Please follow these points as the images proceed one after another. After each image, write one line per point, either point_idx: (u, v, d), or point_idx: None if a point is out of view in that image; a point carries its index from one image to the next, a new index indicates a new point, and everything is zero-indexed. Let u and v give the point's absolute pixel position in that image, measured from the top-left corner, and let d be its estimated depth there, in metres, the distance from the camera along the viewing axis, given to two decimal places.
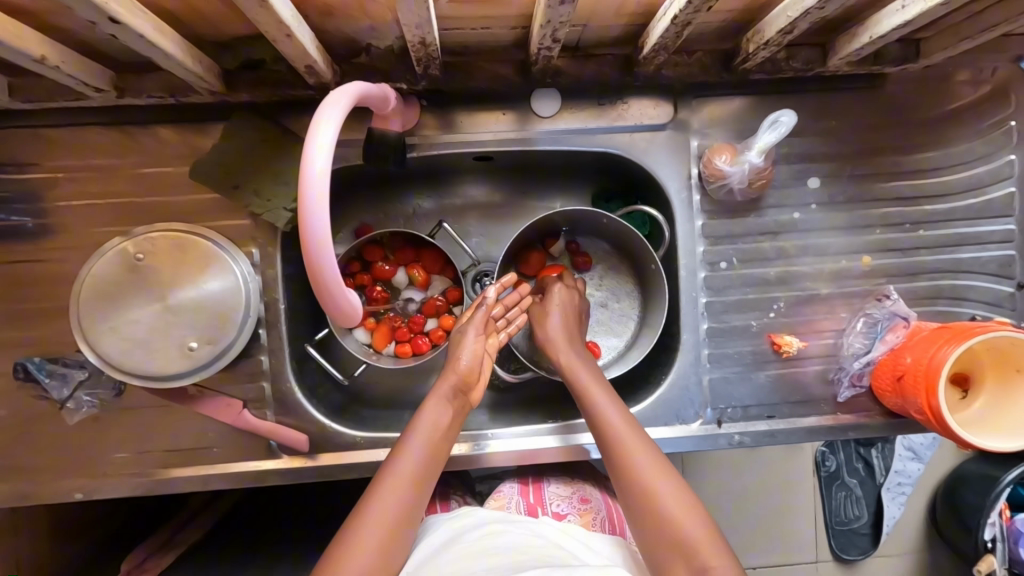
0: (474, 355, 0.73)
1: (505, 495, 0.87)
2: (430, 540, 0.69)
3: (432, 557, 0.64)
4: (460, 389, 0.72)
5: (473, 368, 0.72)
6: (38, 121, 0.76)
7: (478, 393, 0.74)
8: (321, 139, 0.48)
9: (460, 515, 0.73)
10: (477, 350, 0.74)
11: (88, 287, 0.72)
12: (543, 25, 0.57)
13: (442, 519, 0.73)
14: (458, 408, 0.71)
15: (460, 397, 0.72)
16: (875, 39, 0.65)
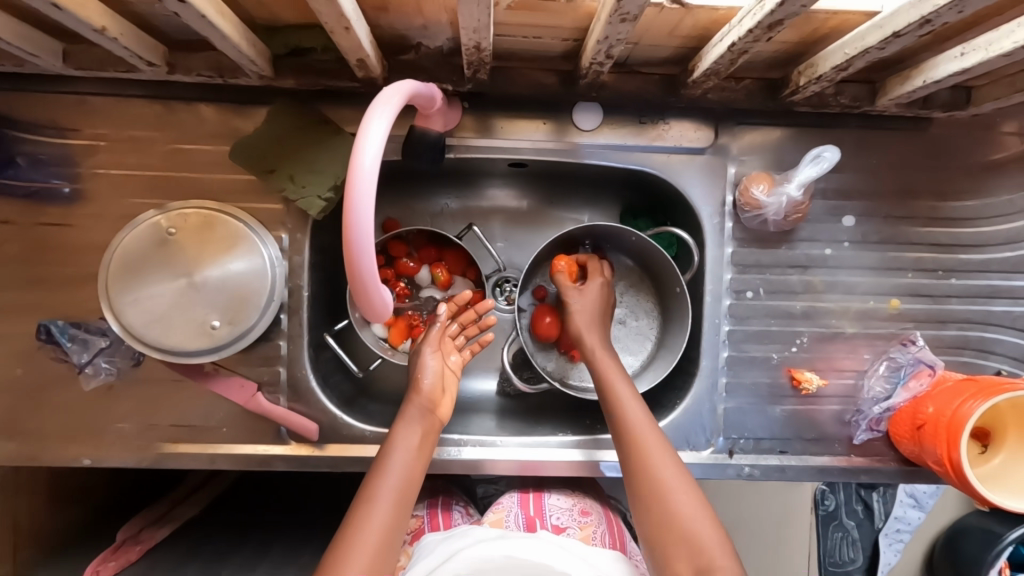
0: (435, 374, 0.74)
1: (505, 507, 0.88)
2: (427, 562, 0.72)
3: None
4: (427, 407, 0.72)
5: (437, 389, 0.73)
6: (85, 88, 0.77)
7: (447, 410, 0.74)
8: (373, 135, 0.48)
9: (455, 535, 0.77)
10: (438, 368, 0.74)
11: (118, 256, 0.73)
12: (600, 41, 0.57)
13: (443, 539, 0.77)
14: (430, 427, 0.70)
15: (430, 416, 0.71)
16: (929, 84, 0.64)
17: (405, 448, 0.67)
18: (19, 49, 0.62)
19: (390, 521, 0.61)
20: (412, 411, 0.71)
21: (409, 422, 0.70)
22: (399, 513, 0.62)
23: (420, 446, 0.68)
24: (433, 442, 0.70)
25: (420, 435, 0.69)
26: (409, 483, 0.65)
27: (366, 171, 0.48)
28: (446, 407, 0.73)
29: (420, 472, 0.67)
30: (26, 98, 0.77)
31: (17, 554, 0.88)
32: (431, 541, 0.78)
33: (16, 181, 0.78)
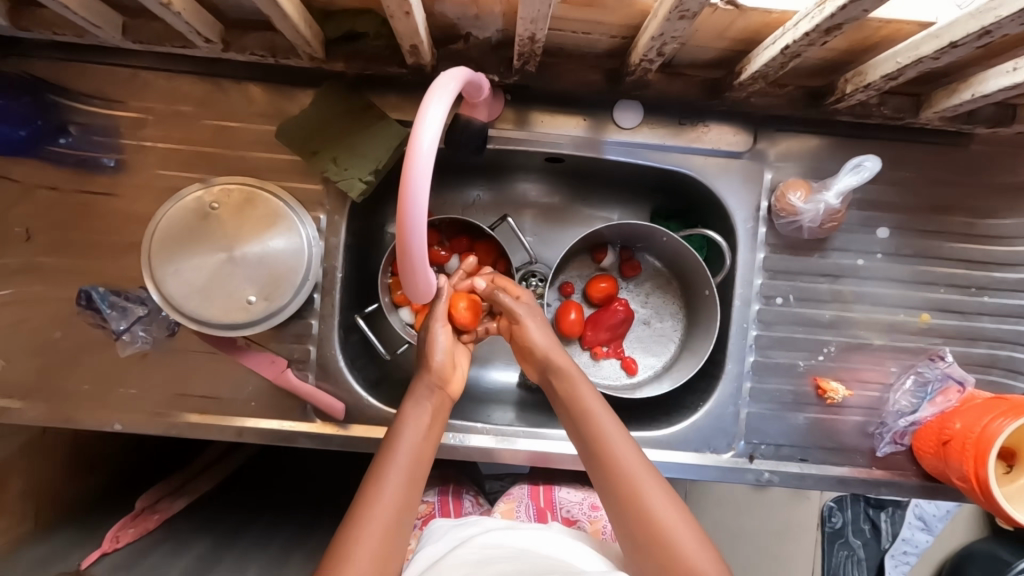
0: (446, 351, 0.73)
1: (515, 498, 0.90)
2: (437, 547, 0.68)
3: (436, 563, 0.64)
4: (437, 384, 0.72)
5: (447, 365, 0.73)
6: (138, 62, 0.79)
7: (458, 384, 0.74)
8: (432, 119, 0.49)
9: (465, 524, 0.73)
10: (447, 345, 0.74)
11: (162, 227, 0.75)
12: (654, 36, 0.58)
13: (451, 527, 0.73)
14: (439, 405, 0.70)
15: (439, 393, 0.71)
16: (977, 97, 0.64)
17: (415, 430, 0.67)
18: (85, 19, 0.64)
19: (400, 499, 0.61)
20: (420, 391, 0.70)
21: (417, 404, 0.69)
22: (408, 494, 0.62)
23: (429, 425, 0.68)
24: (442, 423, 0.70)
25: (428, 415, 0.68)
26: (418, 465, 0.64)
27: (424, 154, 0.49)
28: (457, 381, 0.74)
29: (428, 454, 0.66)
30: (81, 68, 0.79)
31: (38, 516, 0.89)
32: (438, 527, 0.75)
33: (65, 149, 0.80)
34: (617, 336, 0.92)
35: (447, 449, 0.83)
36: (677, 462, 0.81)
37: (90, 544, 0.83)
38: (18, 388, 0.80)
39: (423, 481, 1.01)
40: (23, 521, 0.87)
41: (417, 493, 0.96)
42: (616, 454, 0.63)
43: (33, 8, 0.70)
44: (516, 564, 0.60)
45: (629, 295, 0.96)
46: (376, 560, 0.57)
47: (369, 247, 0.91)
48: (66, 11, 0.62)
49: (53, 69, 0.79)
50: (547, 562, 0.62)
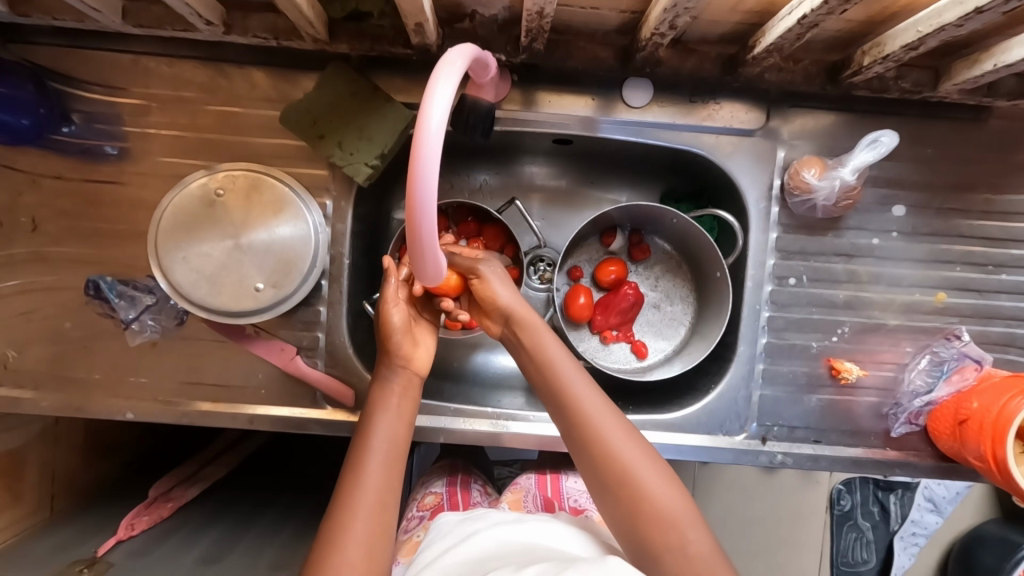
0: (403, 330, 0.72)
1: (523, 488, 0.90)
2: (441, 543, 0.68)
3: (438, 561, 0.63)
4: (401, 364, 0.72)
5: (408, 344, 0.72)
6: (140, 48, 0.78)
7: (425, 359, 0.74)
8: (440, 97, 0.48)
9: (472, 517, 0.72)
10: (404, 325, 0.73)
11: (168, 215, 0.74)
12: (667, 8, 0.56)
13: (457, 521, 0.72)
14: (407, 383, 0.71)
15: (406, 372, 0.72)
16: (999, 68, 0.62)
17: (388, 413, 0.68)
18: (84, 3, 0.63)
19: (381, 483, 0.62)
20: (385, 373, 0.71)
21: (387, 388, 0.70)
22: (390, 475, 0.63)
23: (399, 407, 0.69)
24: (414, 400, 0.71)
25: (397, 396, 0.70)
26: (395, 448, 0.66)
27: (433, 134, 0.48)
28: (423, 357, 0.74)
29: (405, 435, 0.68)
30: (82, 55, 0.78)
31: (54, 503, 0.90)
32: (444, 521, 0.74)
33: (70, 137, 0.79)
34: (627, 320, 0.92)
35: (459, 434, 0.83)
36: (689, 445, 0.81)
37: (105, 532, 0.84)
38: (31, 378, 0.80)
39: (433, 468, 1.01)
40: (39, 510, 0.87)
41: (426, 485, 0.96)
42: (579, 405, 0.65)
43: None
44: (517, 553, 0.61)
45: (639, 279, 0.95)
46: (367, 544, 0.58)
47: (376, 233, 0.90)
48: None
49: (53, 56, 0.78)
50: (548, 551, 0.62)
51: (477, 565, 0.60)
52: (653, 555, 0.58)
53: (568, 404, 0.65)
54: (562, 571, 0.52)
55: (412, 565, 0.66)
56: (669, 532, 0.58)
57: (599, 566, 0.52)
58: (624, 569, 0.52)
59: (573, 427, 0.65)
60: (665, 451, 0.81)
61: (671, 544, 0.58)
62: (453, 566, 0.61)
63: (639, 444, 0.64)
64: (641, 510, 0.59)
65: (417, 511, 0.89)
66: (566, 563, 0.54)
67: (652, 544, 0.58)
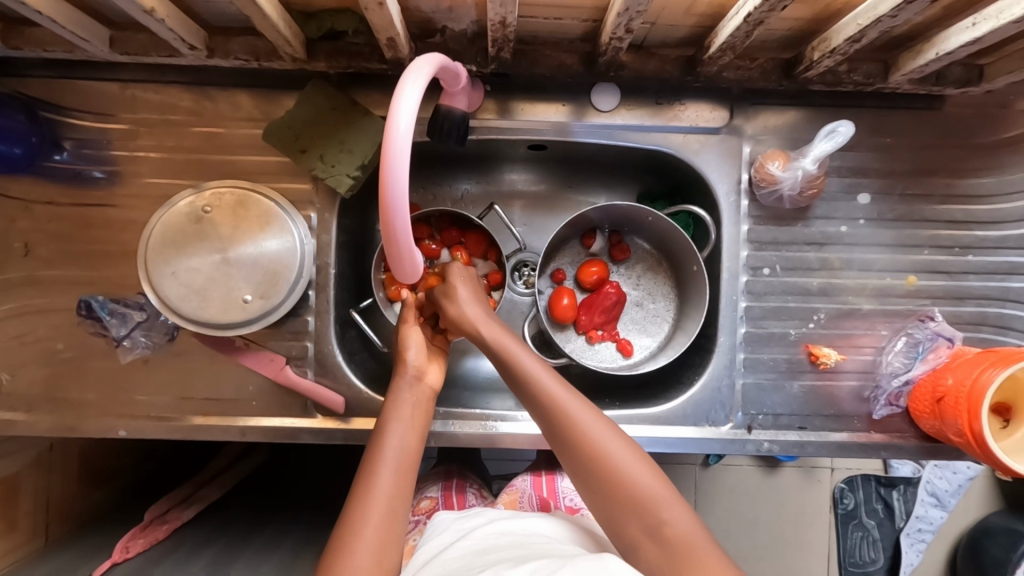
0: (419, 347, 0.76)
1: (519, 489, 0.91)
2: (439, 539, 0.68)
3: (437, 556, 0.64)
4: (415, 377, 0.74)
5: (422, 358, 0.76)
6: (126, 75, 0.82)
7: (435, 377, 0.76)
8: (407, 101, 0.51)
9: (469, 515, 0.72)
10: (419, 341, 0.77)
11: (157, 233, 0.77)
12: (621, 13, 0.60)
13: (455, 519, 0.72)
14: (420, 397, 0.73)
15: (420, 386, 0.74)
16: (941, 56, 0.66)
17: (401, 423, 0.69)
18: (71, 33, 0.66)
19: (393, 490, 0.63)
20: (397, 387, 0.73)
21: (399, 400, 0.71)
22: (401, 484, 0.64)
23: (412, 419, 0.70)
24: (426, 411, 0.72)
25: (411, 409, 0.71)
26: (406, 457, 0.66)
27: (401, 135, 0.51)
28: (434, 375, 0.76)
29: (417, 444, 0.68)
30: (71, 85, 0.81)
31: (49, 532, 0.90)
32: (442, 519, 0.74)
33: (60, 164, 0.82)
34: (611, 319, 0.93)
35: (450, 436, 0.84)
36: (677, 437, 0.82)
37: (102, 555, 0.84)
38: (25, 401, 0.82)
39: (428, 477, 1.02)
40: (35, 537, 0.88)
41: (420, 490, 0.97)
42: (550, 394, 0.67)
43: (23, 27, 0.72)
44: (517, 550, 0.60)
45: (621, 278, 0.98)
46: (377, 549, 0.59)
47: (362, 244, 0.93)
48: (52, 25, 0.64)
49: (43, 87, 0.81)
50: (546, 546, 0.62)
51: (475, 561, 0.60)
52: (630, 534, 0.60)
53: (546, 401, 0.67)
54: (557, 570, 0.51)
55: (411, 561, 0.67)
56: (645, 512, 0.60)
57: (596, 564, 0.51)
58: (622, 567, 0.51)
59: (552, 424, 0.66)
60: (654, 443, 0.82)
61: (649, 523, 0.59)
62: (452, 563, 0.61)
63: (617, 434, 0.65)
64: (619, 492, 0.61)
65: (414, 516, 0.90)
66: (563, 560, 0.53)
67: (631, 523, 0.60)
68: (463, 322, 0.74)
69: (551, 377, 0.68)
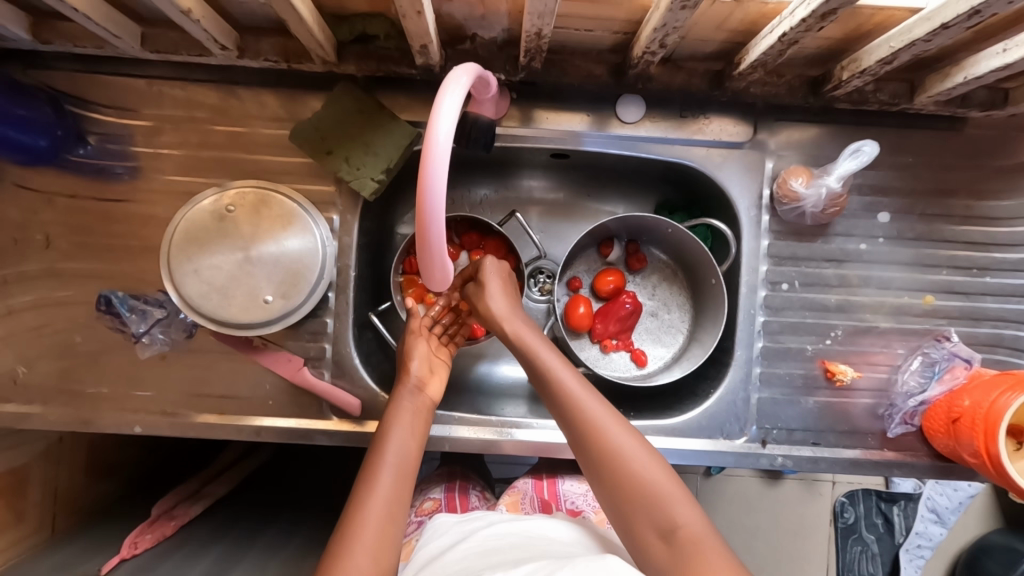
0: (423, 357, 0.77)
1: (520, 491, 0.91)
2: (442, 541, 0.68)
3: (439, 558, 0.64)
4: (416, 387, 0.75)
5: (425, 370, 0.76)
6: (154, 72, 0.82)
7: (436, 391, 0.76)
8: (447, 112, 0.51)
9: (470, 518, 0.72)
10: (424, 352, 0.78)
11: (180, 230, 0.77)
12: (656, 28, 0.61)
13: (455, 522, 0.72)
14: (421, 406, 0.73)
15: (421, 396, 0.74)
16: (970, 80, 0.66)
17: (400, 429, 0.69)
18: (104, 29, 0.67)
19: (391, 494, 0.63)
20: (398, 395, 0.74)
21: (400, 407, 0.72)
22: (401, 486, 0.64)
23: (414, 426, 0.70)
24: (426, 420, 0.73)
25: (411, 416, 0.71)
26: (406, 464, 0.66)
27: (440, 146, 0.51)
28: (435, 388, 0.77)
29: (417, 452, 0.69)
30: (100, 80, 0.82)
31: (56, 523, 0.90)
32: (442, 521, 0.74)
33: (84, 158, 0.82)
34: (627, 328, 0.94)
35: (463, 442, 0.84)
36: (691, 449, 0.82)
37: (110, 549, 0.83)
38: (39, 394, 0.82)
39: (431, 478, 1.02)
40: (41, 528, 0.88)
41: (424, 491, 0.97)
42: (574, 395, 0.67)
43: (56, 22, 0.72)
44: (517, 552, 0.60)
45: (637, 288, 0.98)
46: (376, 548, 0.59)
47: (381, 246, 0.93)
48: (88, 21, 0.64)
49: (71, 80, 0.81)
50: (550, 548, 0.62)
51: (478, 563, 0.59)
52: (646, 542, 0.59)
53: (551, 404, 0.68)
54: (556, 570, 0.51)
55: (413, 562, 0.67)
56: (664, 518, 0.59)
57: (594, 562, 0.51)
58: (623, 567, 0.50)
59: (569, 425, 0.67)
60: (668, 456, 0.82)
61: (664, 528, 0.58)
62: (454, 565, 0.61)
63: (632, 434, 0.65)
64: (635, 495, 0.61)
65: (417, 517, 0.90)
66: (562, 560, 0.53)
67: (647, 530, 0.59)
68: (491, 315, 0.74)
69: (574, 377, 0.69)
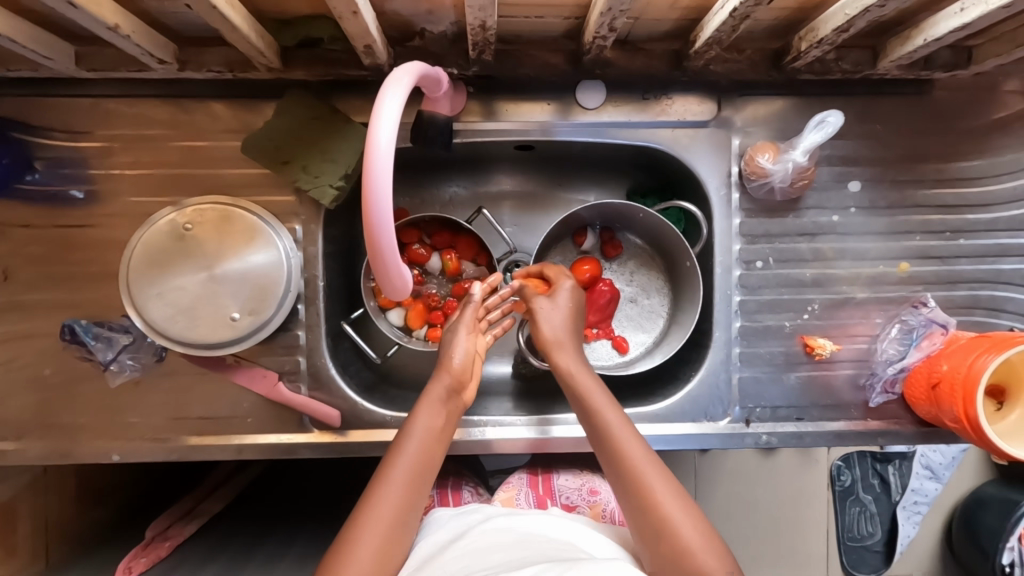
0: (466, 353, 0.72)
1: (515, 487, 0.89)
2: (437, 535, 0.68)
3: (437, 552, 0.63)
4: (454, 386, 0.71)
5: (468, 366, 0.72)
6: (98, 91, 0.79)
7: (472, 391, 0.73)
8: (387, 116, 0.50)
9: (465, 512, 0.72)
10: (472, 349, 0.73)
11: (138, 253, 0.75)
12: (604, 12, 0.59)
13: (452, 515, 0.72)
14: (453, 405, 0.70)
15: (456, 396, 0.71)
16: (930, 42, 0.65)
17: (426, 430, 0.67)
18: (34, 52, 0.64)
19: (405, 497, 0.63)
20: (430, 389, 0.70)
21: (431, 404, 0.69)
22: (414, 490, 0.64)
23: (442, 426, 0.68)
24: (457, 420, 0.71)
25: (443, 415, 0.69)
26: (426, 463, 0.66)
27: (382, 152, 0.49)
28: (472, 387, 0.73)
29: (439, 450, 0.68)
30: (42, 103, 0.79)
31: (50, 554, 0.89)
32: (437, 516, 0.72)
33: (34, 186, 0.80)
34: (607, 317, 0.92)
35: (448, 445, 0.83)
36: (676, 434, 0.82)
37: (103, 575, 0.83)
38: (13, 428, 0.80)
39: None
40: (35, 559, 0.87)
41: None
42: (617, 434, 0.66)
43: None
44: (517, 550, 0.60)
45: (614, 275, 0.97)
46: (380, 549, 0.60)
47: (351, 253, 0.91)
48: (15, 46, 0.62)
49: (12, 106, 0.78)
50: (550, 545, 0.63)
51: (479, 561, 0.59)
52: None
53: (600, 423, 0.67)
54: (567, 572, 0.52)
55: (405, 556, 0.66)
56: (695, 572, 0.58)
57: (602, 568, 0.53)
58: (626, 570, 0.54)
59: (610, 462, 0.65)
60: (654, 443, 0.82)
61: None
62: (455, 562, 0.60)
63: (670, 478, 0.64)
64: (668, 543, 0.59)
65: None
66: (568, 562, 0.54)
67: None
68: (559, 341, 0.73)
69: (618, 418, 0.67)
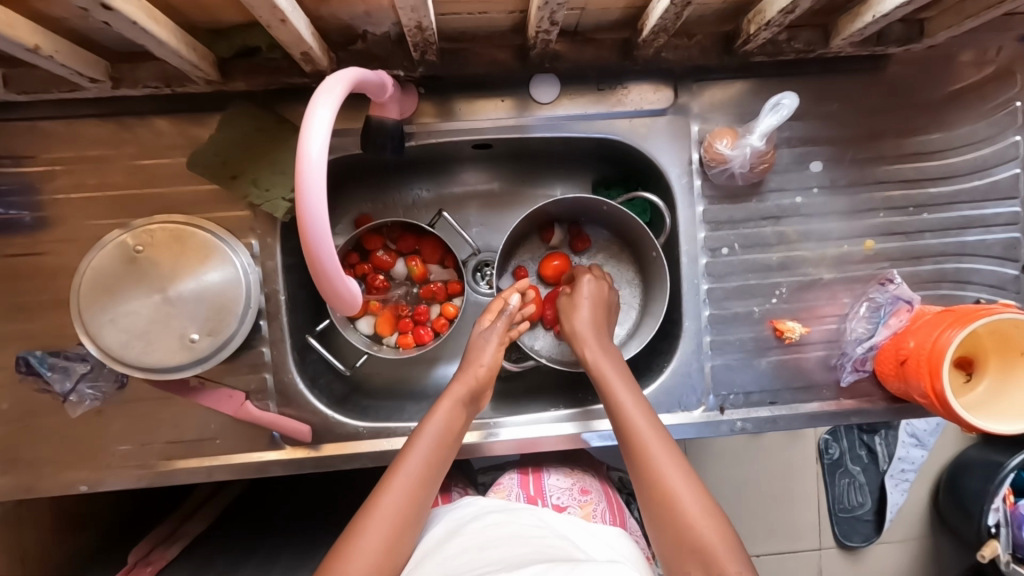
0: (493, 355, 0.77)
1: (505, 487, 0.87)
2: (436, 530, 0.69)
3: (437, 549, 0.64)
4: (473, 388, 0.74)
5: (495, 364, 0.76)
6: (34, 113, 0.76)
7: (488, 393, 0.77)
8: (317, 127, 0.49)
9: (459, 508, 0.73)
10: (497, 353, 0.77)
11: (87, 279, 0.72)
12: (541, 6, 0.57)
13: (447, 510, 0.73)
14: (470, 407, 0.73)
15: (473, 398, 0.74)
16: (878, 18, 0.64)
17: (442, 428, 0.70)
18: None
19: (415, 488, 0.65)
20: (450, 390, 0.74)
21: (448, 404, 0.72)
22: (424, 482, 0.66)
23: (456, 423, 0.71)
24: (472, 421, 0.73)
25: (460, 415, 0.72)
26: (437, 457, 0.68)
27: (314, 165, 0.48)
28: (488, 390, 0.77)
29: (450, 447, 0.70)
30: None
31: None
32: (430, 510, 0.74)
33: None
34: None
35: None
36: None
37: None
38: None
39: None
40: None
41: None
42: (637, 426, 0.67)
43: None
44: (516, 547, 0.61)
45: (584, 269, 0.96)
46: (387, 538, 0.62)
47: None
48: None
49: None
50: (547, 541, 0.64)
51: (478, 560, 0.60)
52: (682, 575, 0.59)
53: (619, 414, 0.69)
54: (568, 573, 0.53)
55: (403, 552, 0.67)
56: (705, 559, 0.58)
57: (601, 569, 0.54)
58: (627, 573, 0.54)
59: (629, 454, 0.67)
60: None
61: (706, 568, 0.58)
62: (455, 560, 0.61)
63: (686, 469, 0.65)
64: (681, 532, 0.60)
65: None
66: (568, 564, 0.55)
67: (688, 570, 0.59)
68: (584, 337, 0.77)
69: (639, 409, 0.69)
